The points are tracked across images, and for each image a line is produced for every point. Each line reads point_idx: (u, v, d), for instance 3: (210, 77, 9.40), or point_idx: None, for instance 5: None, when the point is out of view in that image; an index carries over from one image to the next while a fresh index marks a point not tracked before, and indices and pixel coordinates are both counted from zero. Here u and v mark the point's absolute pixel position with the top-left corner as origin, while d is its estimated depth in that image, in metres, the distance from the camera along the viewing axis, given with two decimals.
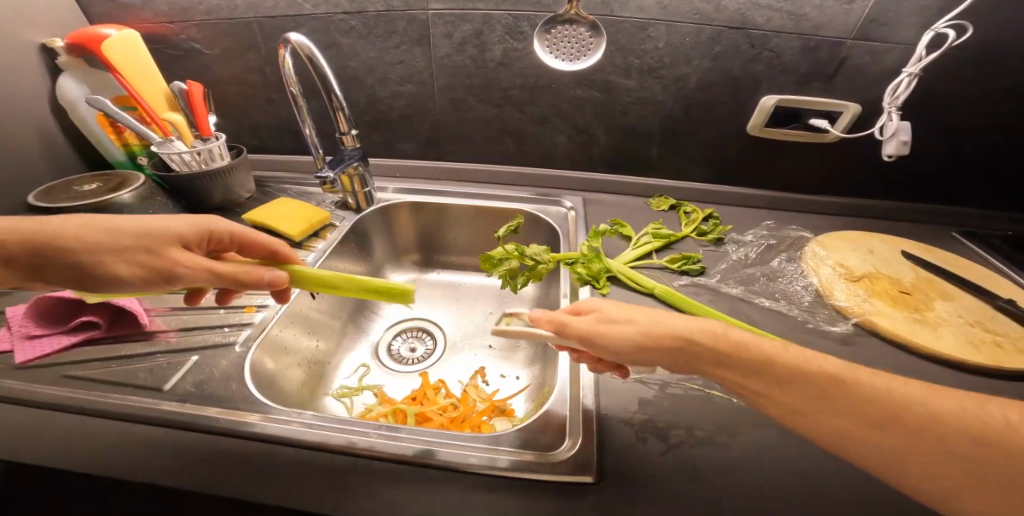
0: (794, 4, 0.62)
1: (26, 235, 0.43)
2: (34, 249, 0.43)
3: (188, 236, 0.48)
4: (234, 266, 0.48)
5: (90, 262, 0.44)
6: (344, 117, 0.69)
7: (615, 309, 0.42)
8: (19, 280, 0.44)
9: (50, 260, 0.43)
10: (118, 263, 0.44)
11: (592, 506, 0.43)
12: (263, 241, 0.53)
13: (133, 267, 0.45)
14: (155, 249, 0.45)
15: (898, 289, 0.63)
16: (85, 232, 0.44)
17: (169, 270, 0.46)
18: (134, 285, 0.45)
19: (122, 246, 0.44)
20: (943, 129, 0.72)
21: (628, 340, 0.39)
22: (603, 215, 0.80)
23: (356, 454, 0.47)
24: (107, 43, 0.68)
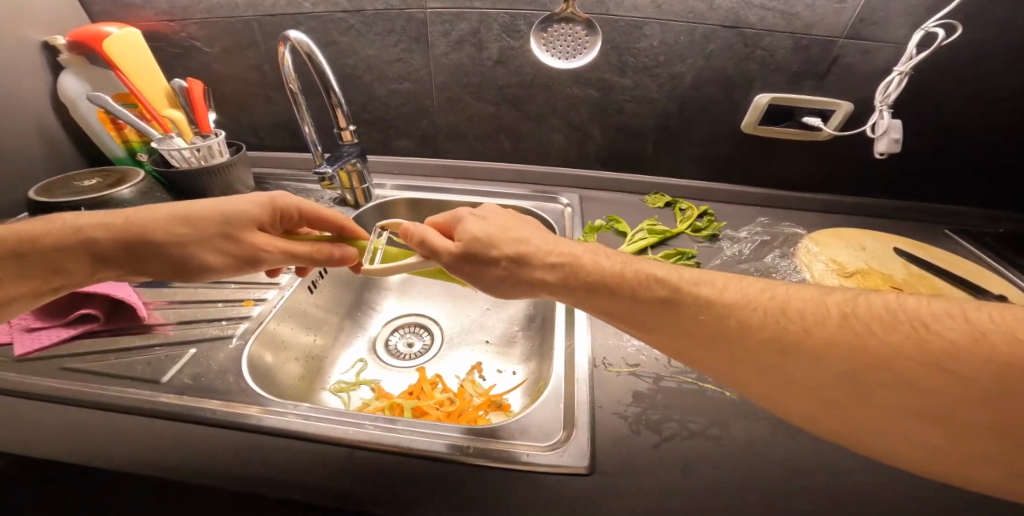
0: (786, 3, 0.63)
1: (114, 229, 0.45)
2: (126, 242, 0.45)
3: (263, 217, 0.52)
4: (312, 248, 0.52)
5: (183, 254, 0.47)
6: (341, 114, 0.70)
7: (477, 226, 0.46)
8: (110, 274, 0.48)
9: (145, 254, 0.46)
10: (207, 251, 0.48)
11: (584, 496, 0.43)
12: (330, 218, 0.57)
13: (219, 253, 0.48)
14: (237, 236, 0.49)
15: (888, 284, 0.64)
16: (170, 221, 0.46)
17: (252, 253, 0.50)
18: (225, 271, 0.49)
19: (207, 233, 0.47)
20: (934, 127, 0.73)
21: (505, 269, 0.44)
22: (598, 212, 0.81)
23: (352, 445, 0.47)
24: (110, 41, 0.68)
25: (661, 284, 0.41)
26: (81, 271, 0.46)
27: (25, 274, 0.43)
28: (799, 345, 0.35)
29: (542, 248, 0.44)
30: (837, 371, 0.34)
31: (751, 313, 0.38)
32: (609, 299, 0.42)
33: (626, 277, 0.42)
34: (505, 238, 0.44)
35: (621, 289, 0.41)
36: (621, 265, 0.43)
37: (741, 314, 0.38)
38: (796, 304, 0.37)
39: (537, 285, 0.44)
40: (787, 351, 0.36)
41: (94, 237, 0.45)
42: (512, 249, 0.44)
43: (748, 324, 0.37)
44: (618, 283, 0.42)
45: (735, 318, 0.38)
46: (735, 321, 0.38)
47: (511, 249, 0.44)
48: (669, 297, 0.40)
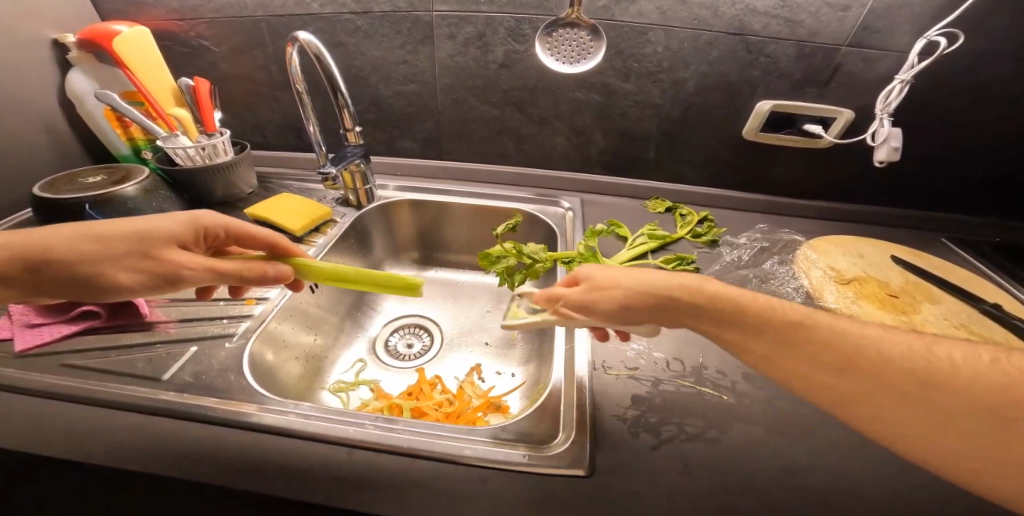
0: (789, 11, 0.64)
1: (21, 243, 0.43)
2: (32, 259, 0.44)
3: (185, 237, 0.49)
4: (238, 264, 0.48)
5: (90, 273, 0.44)
6: (348, 115, 0.70)
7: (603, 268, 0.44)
8: (22, 295, 0.46)
9: (49, 273, 0.44)
10: (117, 270, 0.45)
11: (583, 498, 0.44)
12: (260, 235, 0.54)
13: (128, 269, 0.45)
14: (152, 253, 0.46)
15: (886, 292, 0.64)
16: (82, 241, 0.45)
17: (167, 272, 0.46)
18: (141, 291, 0.46)
19: (116, 250, 0.44)
20: (934, 135, 0.73)
21: (629, 298, 0.40)
22: (599, 215, 0.82)
23: (351, 445, 0.47)
24: (121, 40, 0.69)
25: (794, 313, 0.38)
26: None
27: None
28: (941, 381, 0.33)
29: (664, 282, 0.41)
30: (979, 411, 0.32)
31: (883, 343, 0.35)
32: (738, 332, 0.39)
33: (759, 303, 0.39)
34: (628, 272, 0.42)
35: (758, 318, 0.38)
36: (751, 294, 0.40)
37: (881, 347, 0.35)
38: (943, 350, 0.34)
39: (655, 311, 0.40)
40: (924, 381, 0.33)
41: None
42: (631, 276, 0.41)
43: (880, 353, 0.35)
44: (752, 310, 0.38)
45: (876, 350, 0.35)
46: (878, 356, 0.35)
47: (630, 277, 0.41)
48: (800, 321, 0.37)
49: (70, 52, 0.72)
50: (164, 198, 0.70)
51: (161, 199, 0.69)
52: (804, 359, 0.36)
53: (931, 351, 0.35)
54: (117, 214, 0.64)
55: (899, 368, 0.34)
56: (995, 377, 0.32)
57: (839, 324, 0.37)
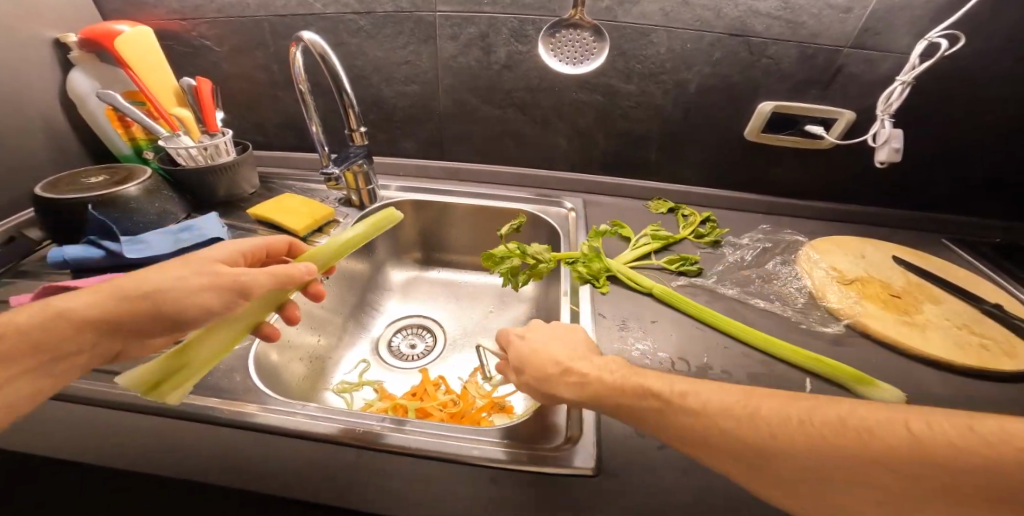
0: (792, 12, 0.64)
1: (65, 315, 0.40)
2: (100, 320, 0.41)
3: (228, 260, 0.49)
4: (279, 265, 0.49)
5: (177, 302, 0.43)
6: (353, 115, 0.70)
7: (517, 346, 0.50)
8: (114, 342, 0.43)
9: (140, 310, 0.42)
10: (197, 292, 0.43)
11: (590, 498, 0.44)
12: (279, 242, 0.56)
13: (188, 297, 0.43)
14: (212, 269, 0.45)
15: (887, 293, 0.65)
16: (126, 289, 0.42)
17: (226, 286, 0.44)
18: (220, 310, 0.45)
19: (172, 284, 0.42)
20: (934, 136, 0.74)
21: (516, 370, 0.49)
22: (602, 216, 0.82)
23: (359, 446, 0.47)
24: (121, 40, 0.68)
25: (652, 400, 0.39)
26: (85, 341, 0.41)
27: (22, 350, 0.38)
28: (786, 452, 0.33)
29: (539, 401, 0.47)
30: (827, 471, 0.32)
31: (737, 424, 0.35)
32: (609, 406, 0.41)
33: (623, 387, 0.41)
34: (535, 349, 0.48)
35: (622, 403, 0.40)
36: (620, 379, 0.42)
37: (724, 425, 0.35)
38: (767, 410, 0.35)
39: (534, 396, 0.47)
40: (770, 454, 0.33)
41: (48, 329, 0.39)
42: (528, 346, 0.49)
43: (741, 436, 0.34)
44: (621, 398, 0.41)
45: (718, 427, 0.35)
46: (731, 435, 0.35)
47: (527, 347, 0.49)
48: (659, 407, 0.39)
49: (71, 52, 0.72)
50: (167, 199, 0.70)
51: (164, 200, 0.69)
52: (664, 429, 0.38)
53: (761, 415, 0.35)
54: (120, 215, 0.64)
55: (763, 449, 0.34)
56: (838, 436, 0.32)
57: (688, 400, 0.38)
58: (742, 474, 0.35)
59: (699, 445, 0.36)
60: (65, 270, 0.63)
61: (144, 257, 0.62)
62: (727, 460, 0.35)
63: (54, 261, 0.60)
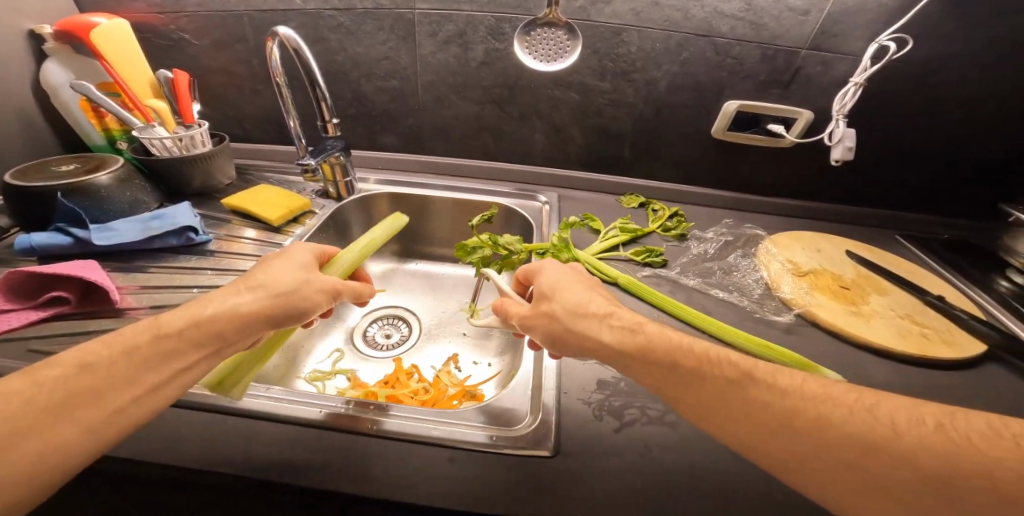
0: (754, 14, 0.67)
1: (107, 378, 0.36)
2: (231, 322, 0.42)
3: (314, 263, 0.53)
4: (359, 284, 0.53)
5: (302, 304, 0.45)
6: (325, 108, 0.71)
7: (545, 279, 0.50)
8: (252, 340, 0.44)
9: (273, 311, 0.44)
10: (314, 290, 0.47)
11: (546, 476, 0.46)
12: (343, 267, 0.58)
13: (261, 324, 0.43)
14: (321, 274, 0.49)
15: (838, 284, 0.68)
16: (166, 332, 0.39)
17: (305, 303, 0.46)
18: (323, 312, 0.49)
19: (294, 287, 0.45)
20: (888, 136, 0.77)
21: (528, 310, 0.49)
22: (575, 211, 0.84)
23: (322, 427, 0.49)
24: (95, 34, 0.68)
25: (732, 370, 0.41)
26: (230, 337, 0.42)
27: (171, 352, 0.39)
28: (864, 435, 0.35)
29: (550, 330, 0.46)
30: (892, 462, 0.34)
31: (839, 402, 0.38)
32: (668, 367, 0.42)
33: (697, 353, 0.42)
34: (564, 291, 0.48)
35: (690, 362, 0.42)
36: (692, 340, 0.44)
37: (825, 409, 0.37)
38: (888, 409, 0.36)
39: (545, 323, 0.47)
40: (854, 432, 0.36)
41: (98, 396, 0.36)
42: (545, 284, 0.50)
43: (830, 413, 0.37)
44: (688, 357, 0.42)
45: (819, 410, 0.37)
46: (825, 406, 0.38)
47: (544, 284, 0.50)
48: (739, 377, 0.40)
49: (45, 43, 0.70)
50: (139, 188, 0.70)
51: (136, 188, 0.69)
52: (730, 383, 0.40)
53: (875, 411, 0.36)
54: (89, 204, 0.64)
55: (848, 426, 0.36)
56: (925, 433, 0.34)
57: (788, 378, 0.40)
58: (770, 430, 0.38)
59: (751, 401, 0.39)
60: (32, 256, 0.62)
61: (114, 244, 0.63)
62: (788, 418, 0.38)
63: (21, 247, 0.61)
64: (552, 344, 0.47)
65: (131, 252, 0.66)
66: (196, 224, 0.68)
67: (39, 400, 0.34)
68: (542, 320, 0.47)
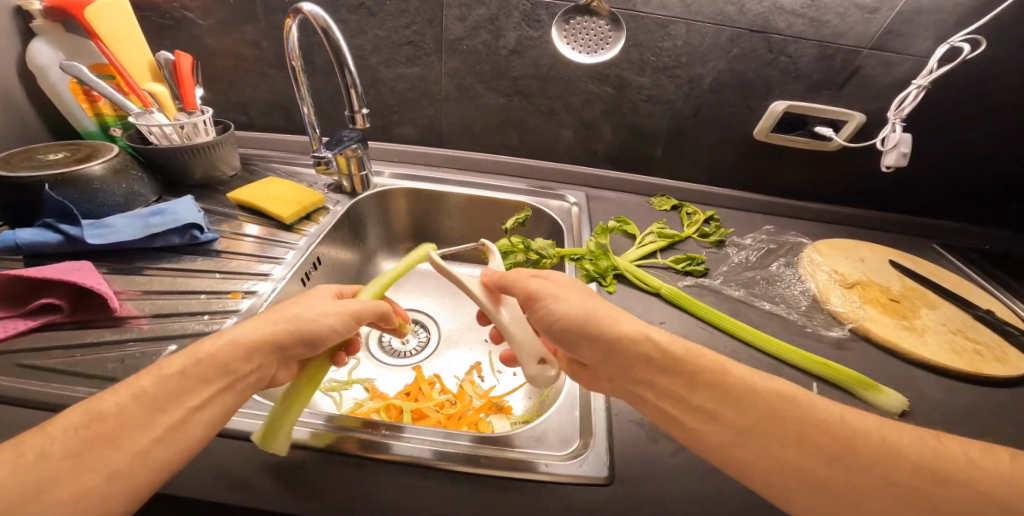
0: (817, 10, 0.62)
1: (132, 417, 0.30)
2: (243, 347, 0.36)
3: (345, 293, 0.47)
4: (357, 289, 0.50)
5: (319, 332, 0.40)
6: (354, 96, 0.61)
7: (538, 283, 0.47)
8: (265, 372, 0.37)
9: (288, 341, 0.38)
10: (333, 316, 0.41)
11: (606, 510, 0.41)
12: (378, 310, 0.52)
13: (267, 348, 0.37)
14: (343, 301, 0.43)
15: (887, 297, 0.65)
16: (196, 372, 0.33)
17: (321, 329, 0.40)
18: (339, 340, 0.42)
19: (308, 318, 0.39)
20: (937, 141, 0.74)
21: (551, 320, 0.45)
22: (606, 211, 0.79)
23: (353, 455, 0.43)
24: (93, 8, 0.59)
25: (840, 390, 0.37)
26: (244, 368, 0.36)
27: (188, 388, 0.32)
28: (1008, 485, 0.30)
29: (575, 316, 0.43)
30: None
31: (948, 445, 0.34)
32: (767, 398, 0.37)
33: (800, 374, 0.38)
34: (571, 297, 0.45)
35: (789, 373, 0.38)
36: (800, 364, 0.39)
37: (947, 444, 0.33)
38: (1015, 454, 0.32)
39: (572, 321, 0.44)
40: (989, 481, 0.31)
41: (117, 440, 0.29)
42: (534, 285, 0.47)
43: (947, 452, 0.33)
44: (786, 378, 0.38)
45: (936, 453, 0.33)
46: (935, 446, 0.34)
47: (533, 285, 0.47)
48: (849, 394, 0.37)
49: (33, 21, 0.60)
50: (136, 179, 0.63)
51: (132, 180, 0.62)
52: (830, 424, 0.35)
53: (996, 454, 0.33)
54: (81, 197, 0.58)
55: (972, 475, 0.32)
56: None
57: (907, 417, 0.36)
58: None
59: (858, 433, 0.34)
60: (15, 256, 0.55)
61: (109, 243, 0.57)
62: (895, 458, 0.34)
63: (4, 245, 0.54)
64: (566, 336, 0.45)
65: (129, 252, 0.59)
66: (201, 221, 0.62)
67: (55, 451, 0.28)
68: (560, 309, 0.44)
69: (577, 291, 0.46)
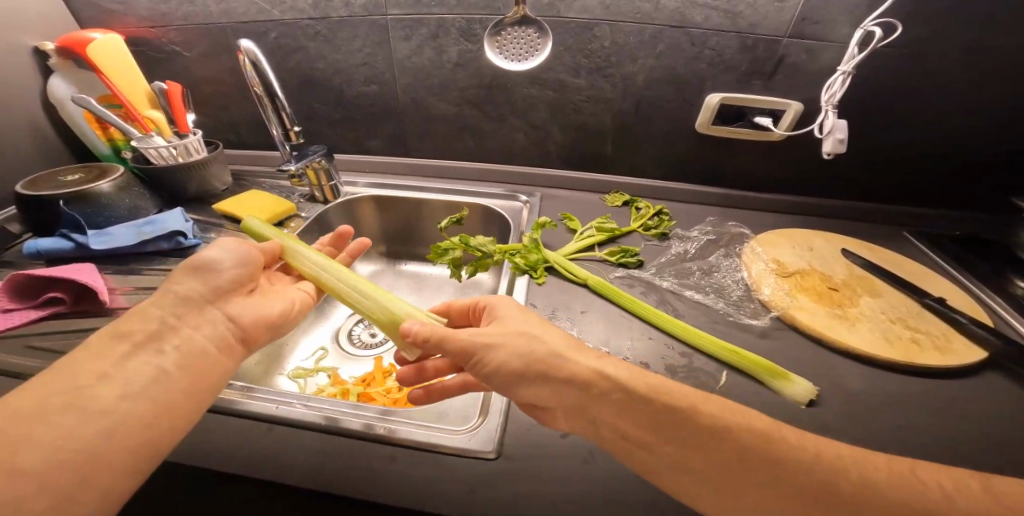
0: (729, 3, 0.63)
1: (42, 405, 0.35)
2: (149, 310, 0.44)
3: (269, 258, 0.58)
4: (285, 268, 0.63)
5: (211, 256, 0.48)
6: (286, 116, 0.72)
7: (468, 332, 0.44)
8: (187, 313, 0.45)
9: (202, 276, 0.47)
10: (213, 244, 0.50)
11: (484, 480, 0.45)
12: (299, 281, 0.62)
13: (172, 301, 0.45)
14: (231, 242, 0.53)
15: (826, 285, 0.64)
16: (97, 347, 0.40)
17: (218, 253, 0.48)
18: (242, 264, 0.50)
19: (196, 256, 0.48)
20: (891, 127, 0.71)
21: (501, 360, 0.42)
22: (556, 210, 0.83)
23: (272, 421, 0.50)
24: (92, 47, 0.72)
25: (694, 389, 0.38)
26: (150, 322, 0.43)
27: (96, 356, 0.39)
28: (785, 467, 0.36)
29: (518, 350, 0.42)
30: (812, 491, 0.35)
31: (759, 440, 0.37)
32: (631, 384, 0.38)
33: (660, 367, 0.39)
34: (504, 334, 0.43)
35: None
36: None
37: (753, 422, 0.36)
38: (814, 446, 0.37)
39: (523, 366, 0.41)
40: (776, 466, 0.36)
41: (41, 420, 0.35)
42: (466, 336, 0.44)
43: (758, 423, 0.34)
44: None
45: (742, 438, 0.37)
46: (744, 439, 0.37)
47: (465, 336, 0.44)
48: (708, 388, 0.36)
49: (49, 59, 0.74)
50: (138, 195, 0.75)
51: (135, 196, 0.74)
52: None
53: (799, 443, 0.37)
54: (91, 210, 0.70)
55: None
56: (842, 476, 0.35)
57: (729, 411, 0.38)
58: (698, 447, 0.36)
59: None
60: (39, 260, 0.68)
61: (109, 248, 0.68)
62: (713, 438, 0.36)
63: (30, 252, 0.67)
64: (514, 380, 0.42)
65: (128, 256, 0.70)
66: (186, 229, 0.72)
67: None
68: (510, 343, 0.43)
69: (507, 322, 0.45)
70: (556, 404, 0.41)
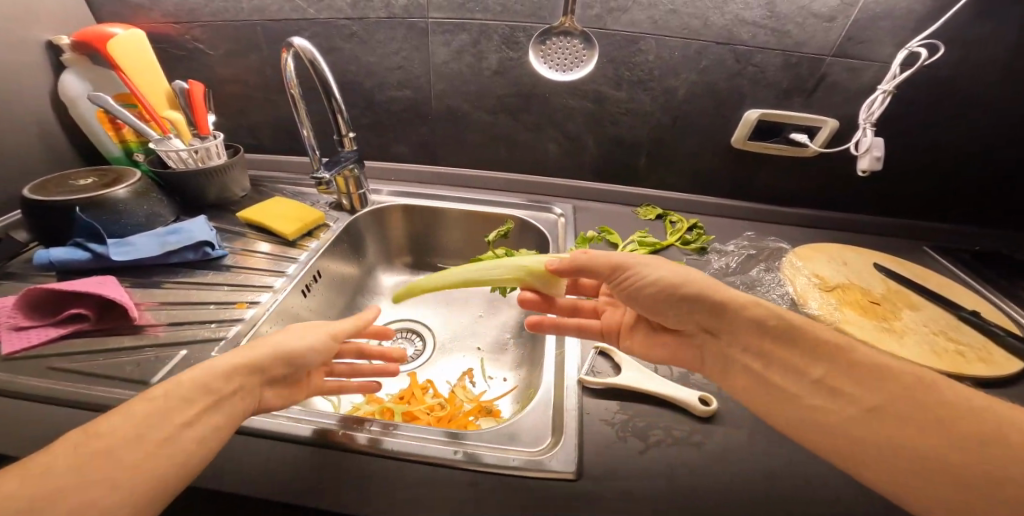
0: (777, 21, 0.65)
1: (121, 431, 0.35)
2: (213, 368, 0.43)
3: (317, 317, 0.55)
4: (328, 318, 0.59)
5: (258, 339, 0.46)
6: (341, 121, 0.71)
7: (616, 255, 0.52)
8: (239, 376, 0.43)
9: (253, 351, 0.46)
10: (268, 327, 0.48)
11: (571, 502, 0.44)
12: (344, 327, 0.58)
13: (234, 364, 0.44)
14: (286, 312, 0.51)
15: (867, 299, 0.66)
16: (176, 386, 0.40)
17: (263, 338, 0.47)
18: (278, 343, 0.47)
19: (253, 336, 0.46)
20: (916, 146, 0.75)
21: (649, 280, 0.49)
22: (592, 222, 0.82)
23: (339, 448, 0.47)
24: (112, 43, 0.67)
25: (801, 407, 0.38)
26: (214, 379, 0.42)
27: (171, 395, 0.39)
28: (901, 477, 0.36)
29: (669, 278, 0.48)
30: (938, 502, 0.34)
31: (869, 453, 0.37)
32: None
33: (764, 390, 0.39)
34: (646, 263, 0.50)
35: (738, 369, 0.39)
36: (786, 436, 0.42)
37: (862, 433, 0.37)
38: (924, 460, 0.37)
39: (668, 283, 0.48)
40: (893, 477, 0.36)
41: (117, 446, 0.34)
42: (616, 259, 0.51)
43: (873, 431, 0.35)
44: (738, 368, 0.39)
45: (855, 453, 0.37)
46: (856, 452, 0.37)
47: (615, 259, 0.51)
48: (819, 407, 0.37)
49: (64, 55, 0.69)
50: (156, 201, 0.70)
51: (153, 202, 0.69)
52: None
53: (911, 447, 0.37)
54: (109, 218, 0.64)
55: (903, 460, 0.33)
56: None
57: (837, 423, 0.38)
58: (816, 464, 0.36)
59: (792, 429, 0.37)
60: (50, 272, 0.62)
61: (131, 259, 0.63)
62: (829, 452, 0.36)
63: (40, 263, 0.61)
64: (660, 298, 0.49)
65: (149, 268, 0.65)
66: (213, 238, 0.68)
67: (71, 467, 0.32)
68: (649, 266, 0.50)
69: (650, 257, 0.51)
70: (690, 319, 0.48)
